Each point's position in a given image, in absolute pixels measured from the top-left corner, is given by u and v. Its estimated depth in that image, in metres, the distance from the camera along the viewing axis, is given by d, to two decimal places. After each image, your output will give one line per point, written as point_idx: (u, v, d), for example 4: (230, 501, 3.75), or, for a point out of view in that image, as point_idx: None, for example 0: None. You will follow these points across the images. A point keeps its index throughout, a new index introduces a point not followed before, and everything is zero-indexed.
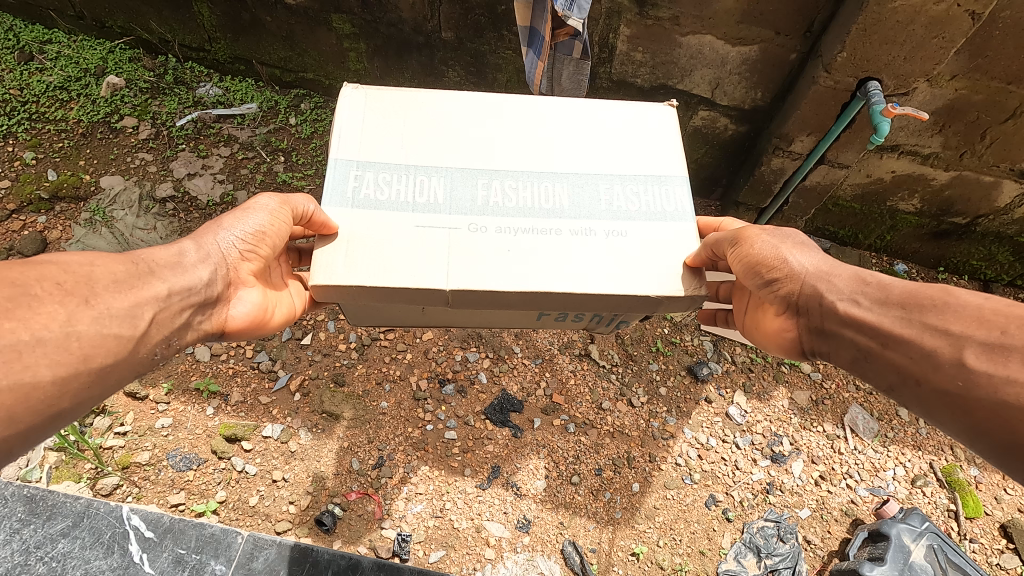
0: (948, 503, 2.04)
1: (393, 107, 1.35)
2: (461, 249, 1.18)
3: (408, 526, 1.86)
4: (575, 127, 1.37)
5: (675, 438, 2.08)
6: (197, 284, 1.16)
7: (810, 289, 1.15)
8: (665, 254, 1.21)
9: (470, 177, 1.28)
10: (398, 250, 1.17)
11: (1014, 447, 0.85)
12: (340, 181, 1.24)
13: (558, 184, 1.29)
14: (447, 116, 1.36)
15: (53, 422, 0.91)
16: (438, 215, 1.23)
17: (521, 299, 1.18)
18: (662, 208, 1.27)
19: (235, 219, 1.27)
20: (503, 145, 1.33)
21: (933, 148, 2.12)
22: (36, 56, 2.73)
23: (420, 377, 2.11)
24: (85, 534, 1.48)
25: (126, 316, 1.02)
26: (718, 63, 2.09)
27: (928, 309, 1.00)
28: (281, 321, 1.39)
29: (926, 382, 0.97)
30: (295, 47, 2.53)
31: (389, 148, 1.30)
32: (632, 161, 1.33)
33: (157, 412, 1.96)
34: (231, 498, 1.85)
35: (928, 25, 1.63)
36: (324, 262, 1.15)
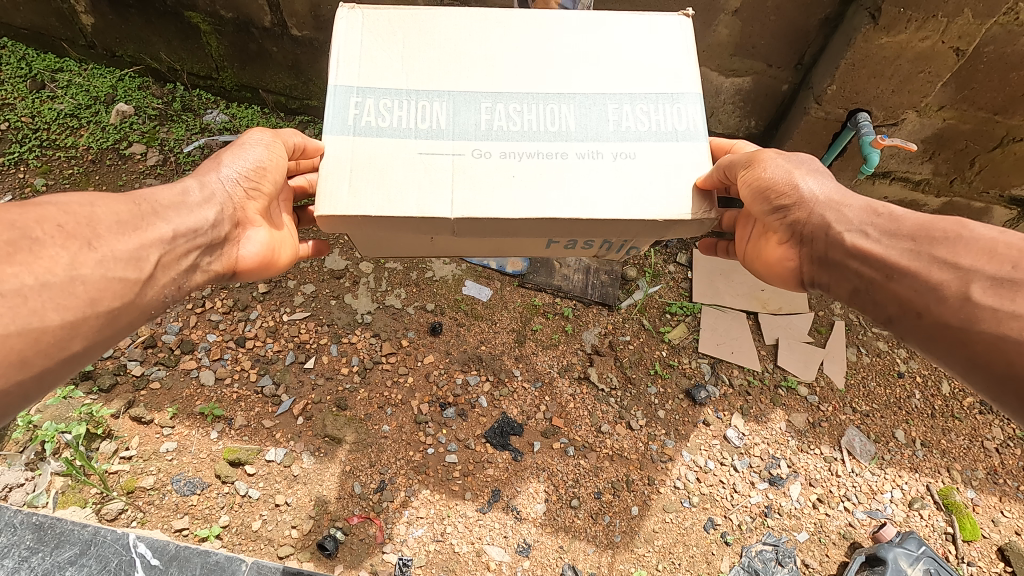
0: (945, 525, 2.06)
1: (391, 28, 1.34)
2: (466, 176, 1.22)
3: (409, 550, 1.88)
4: (580, 44, 1.36)
5: (673, 461, 2.10)
6: (202, 224, 1.19)
7: (817, 218, 1.19)
8: (676, 179, 1.23)
9: (474, 101, 1.29)
10: (405, 177, 1.21)
11: (1009, 378, 0.90)
12: (341, 107, 1.25)
13: (563, 103, 1.30)
14: (447, 35, 1.35)
15: (67, 363, 0.97)
16: (440, 141, 1.25)
17: (526, 226, 1.23)
18: (673, 127, 1.28)
19: (233, 156, 1.28)
20: (506, 64, 1.33)
21: (924, 174, 2.17)
22: (47, 85, 2.80)
23: (421, 401, 2.13)
24: (92, 561, 1.50)
25: (130, 258, 1.06)
26: (713, 93, 2.15)
27: (939, 242, 1.04)
28: (287, 259, 1.43)
29: (928, 314, 1.01)
30: (300, 76, 2.60)
31: (390, 72, 1.30)
32: (643, 78, 1.33)
33: (162, 436, 1.98)
34: (234, 522, 1.87)
35: (915, 60, 1.68)
36: (329, 191, 1.19)
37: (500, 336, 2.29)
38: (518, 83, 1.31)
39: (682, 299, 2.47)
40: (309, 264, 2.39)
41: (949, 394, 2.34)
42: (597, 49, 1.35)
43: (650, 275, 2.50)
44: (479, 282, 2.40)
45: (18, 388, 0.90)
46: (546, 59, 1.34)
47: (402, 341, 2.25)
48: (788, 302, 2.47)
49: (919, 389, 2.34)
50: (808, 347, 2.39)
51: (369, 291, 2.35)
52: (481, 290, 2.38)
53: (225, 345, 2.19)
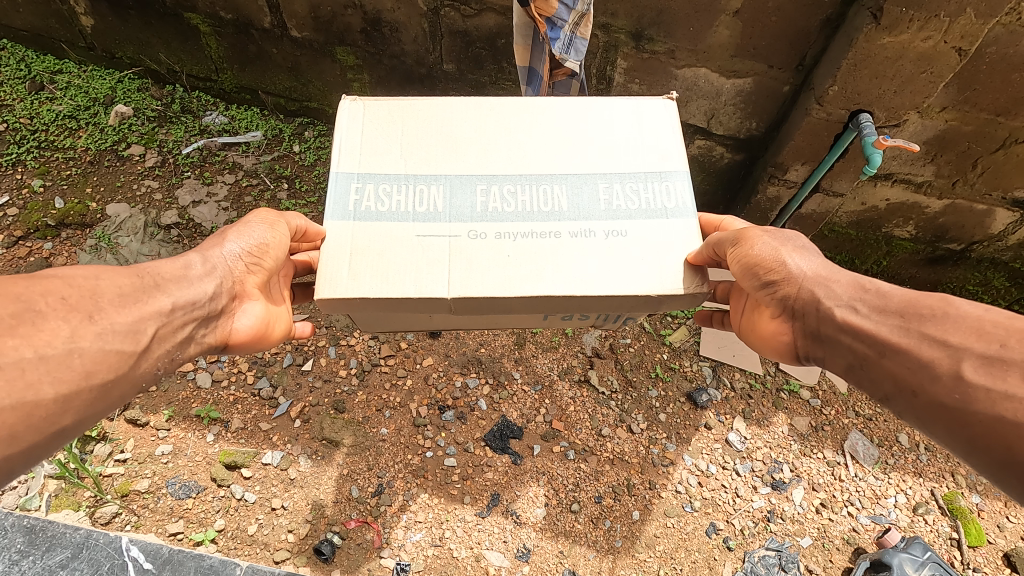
0: (951, 531, 2.03)
1: (391, 117, 1.36)
2: (462, 257, 1.20)
3: (407, 555, 1.85)
4: (573, 127, 1.36)
5: (675, 464, 2.08)
6: (201, 297, 1.17)
7: (807, 294, 1.16)
8: (669, 255, 1.21)
9: (470, 183, 1.29)
10: (398, 257, 1.19)
11: (1011, 463, 0.86)
12: (341, 194, 1.26)
13: (556, 185, 1.29)
14: (445, 123, 1.36)
15: (56, 440, 0.93)
16: (437, 222, 1.24)
17: (521, 305, 1.20)
18: (662, 205, 1.27)
19: (238, 232, 1.28)
20: (501, 147, 1.33)
21: (926, 176, 2.16)
22: (46, 86, 2.79)
23: (420, 403, 2.11)
24: (85, 565, 1.48)
25: (129, 331, 1.03)
26: (714, 94, 2.14)
27: (927, 319, 1.00)
28: (282, 334, 1.40)
29: (922, 393, 0.97)
30: (300, 78, 2.59)
31: (389, 159, 1.31)
32: (633, 157, 1.32)
33: (158, 439, 1.96)
34: (229, 526, 1.84)
35: (917, 60, 1.67)
36: (329, 275, 1.17)
37: (500, 339, 2.28)
38: (513, 166, 1.31)
39: None
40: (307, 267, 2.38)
41: None
42: (589, 129, 1.36)
43: None
44: None
45: (3, 464, 0.86)
46: (541, 143, 1.34)
47: (400, 343, 2.24)
48: None
49: None
50: None
51: None
52: None
53: None
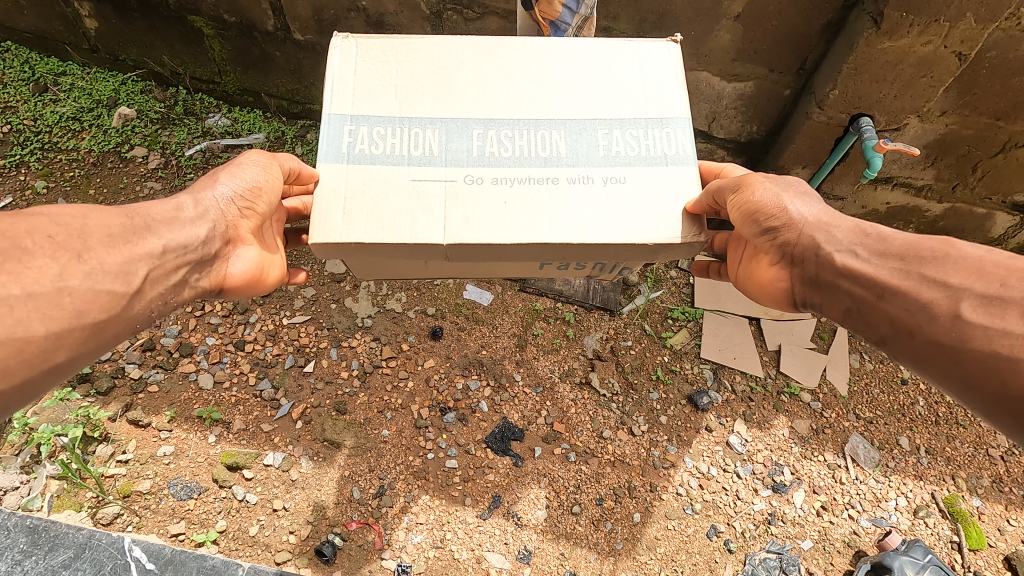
0: (951, 534, 2.03)
1: (385, 56, 1.34)
2: (458, 203, 1.22)
3: (408, 556, 1.85)
4: (570, 69, 1.36)
5: (675, 467, 2.08)
6: (193, 241, 1.18)
7: (807, 239, 1.18)
8: (665, 203, 1.23)
9: (466, 127, 1.29)
10: (396, 204, 1.21)
11: (1003, 396, 0.90)
12: (335, 136, 1.26)
13: (553, 130, 1.29)
14: (440, 63, 1.34)
15: (51, 375, 0.98)
16: (434, 167, 1.25)
17: (518, 250, 1.23)
18: (662, 152, 1.28)
19: (230, 173, 1.26)
20: (498, 90, 1.32)
21: (926, 180, 2.16)
22: (50, 88, 2.81)
23: (421, 405, 2.12)
24: (87, 565, 1.48)
25: (119, 272, 1.06)
26: (715, 98, 2.15)
27: (927, 261, 1.04)
28: (277, 278, 1.41)
29: (920, 333, 1.01)
30: (302, 80, 2.61)
31: (382, 101, 1.30)
32: (633, 103, 1.32)
33: (159, 440, 1.96)
34: (231, 528, 1.84)
35: (917, 64, 1.68)
36: (325, 219, 1.19)
37: (500, 341, 2.28)
38: (510, 109, 1.31)
39: (683, 305, 2.46)
40: (309, 269, 2.39)
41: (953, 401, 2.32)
42: (587, 74, 1.35)
43: (652, 280, 2.49)
44: (479, 286, 2.39)
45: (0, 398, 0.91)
46: (537, 86, 1.34)
47: (401, 345, 2.24)
48: None
49: (923, 396, 2.32)
50: (811, 353, 2.37)
51: (369, 294, 2.34)
52: (482, 294, 2.37)
53: (224, 348, 2.18)
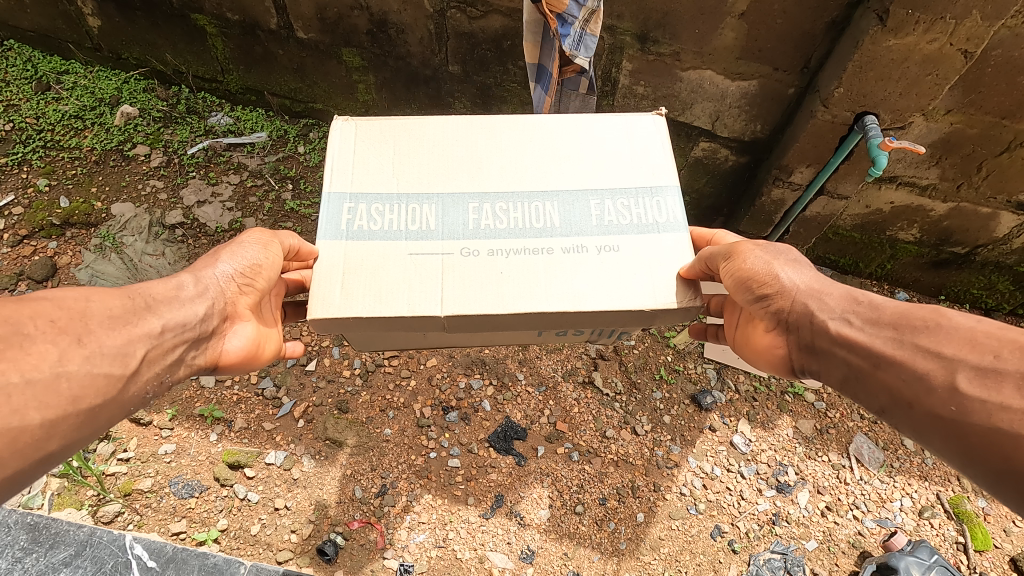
0: (957, 535, 2.02)
1: (383, 135, 1.36)
2: (454, 274, 1.19)
3: (411, 556, 1.84)
4: (563, 142, 1.37)
5: (679, 467, 2.07)
6: (191, 319, 1.16)
7: (800, 307, 1.15)
8: (660, 269, 1.21)
9: (462, 201, 1.29)
10: (392, 275, 1.18)
11: (1009, 474, 0.85)
12: (333, 214, 1.25)
13: (548, 202, 1.29)
14: (437, 140, 1.36)
15: (42, 464, 0.93)
16: (429, 240, 1.23)
17: (515, 321, 1.19)
18: (654, 219, 1.27)
19: (231, 252, 1.26)
20: (493, 165, 1.34)
21: (930, 179, 2.16)
22: (53, 86, 2.80)
23: (424, 404, 2.11)
24: (87, 564, 1.46)
25: (117, 354, 1.02)
26: (719, 97, 2.15)
27: (920, 330, 0.99)
28: (273, 353, 1.37)
29: (918, 405, 0.96)
30: (305, 79, 2.61)
31: (381, 178, 1.31)
32: (624, 174, 1.33)
33: (161, 438, 1.95)
34: (232, 526, 1.83)
35: (922, 63, 1.68)
36: (321, 294, 1.16)
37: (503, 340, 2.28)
38: (504, 183, 1.32)
39: None
40: None
41: None
42: (579, 147, 1.37)
43: None
44: None
45: None
46: (533, 161, 1.35)
47: None
48: None
49: None
50: None
51: None
52: None
53: None
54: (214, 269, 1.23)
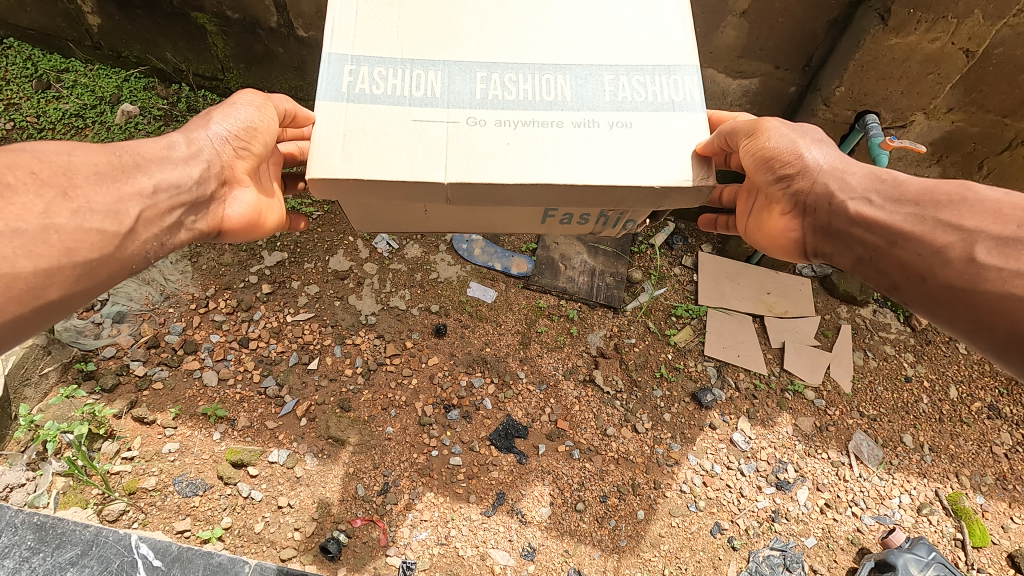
0: (955, 532, 2.03)
1: (385, 2, 1.26)
2: (459, 145, 1.14)
3: (413, 553, 1.86)
4: (578, 16, 1.28)
5: (680, 464, 2.08)
6: (185, 181, 1.15)
7: (822, 188, 1.16)
8: (673, 146, 1.15)
9: (470, 70, 1.21)
10: (396, 141, 1.13)
11: (1014, 338, 0.91)
12: (334, 75, 1.18)
13: (560, 75, 1.22)
14: (442, 10, 1.27)
15: (43, 312, 0.96)
16: (435, 108, 1.17)
17: (519, 194, 1.15)
18: (670, 98, 1.20)
19: (224, 113, 1.23)
20: (504, 37, 1.25)
21: (931, 177, 2.16)
22: (53, 85, 2.80)
23: (426, 402, 2.12)
24: (94, 562, 1.48)
25: (109, 209, 1.03)
26: (720, 95, 2.14)
27: (943, 205, 1.02)
28: (274, 223, 1.38)
29: (932, 278, 1.01)
30: (306, 77, 2.61)
31: (382, 45, 1.22)
32: (640, 49, 1.25)
33: (164, 437, 1.96)
34: (236, 524, 1.85)
35: (924, 62, 1.67)
36: (321, 154, 1.11)
37: (504, 338, 2.29)
38: (515, 54, 1.24)
39: (687, 302, 2.47)
40: (312, 266, 2.40)
41: (956, 399, 2.32)
42: (596, 22, 1.28)
43: (655, 277, 2.50)
44: (483, 284, 2.40)
45: None
46: (544, 35, 1.26)
47: (406, 343, 2.24)
48: (794, 306, 2.48)
49: (927, 393, 2.32)
50: (815, 351, 2.38)
51: (373, 292, 2.34)
52: (486, 292, 2.37)
53: (228, 345, 2.18)
54: (206, 131, 1.21)
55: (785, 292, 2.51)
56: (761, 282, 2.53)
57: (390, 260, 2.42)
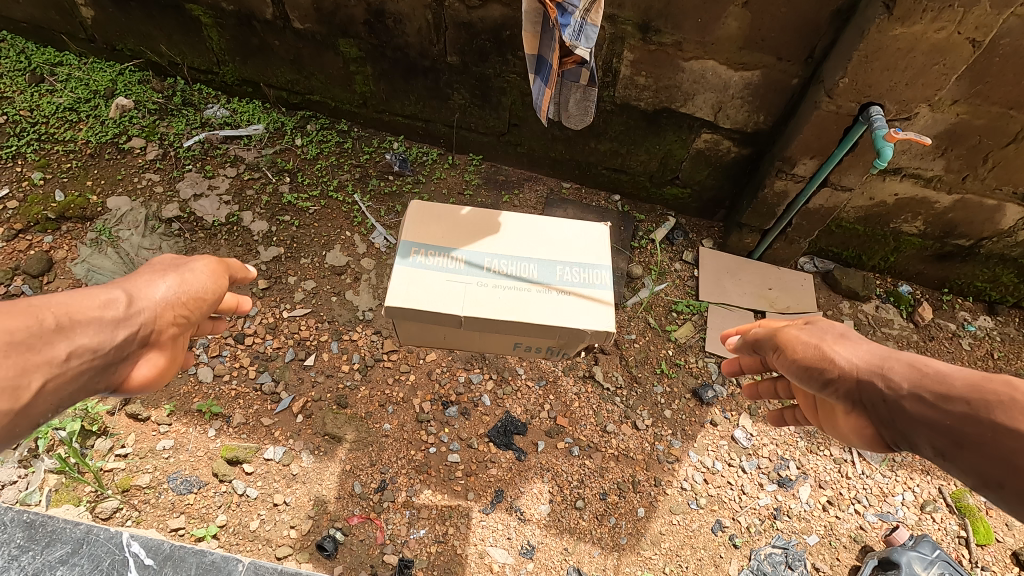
0: (959, 529, 2.01)
1: (430, 212, 1.70)
2: (474, 300, 1.55)
3: (410, 552, 1.82)
4: (546, 227, 1.72)
5: (680, 461, 2.06)
6: (106, 345, 1.07)
7: (867, 384, 1.05)
8: (589, 310, 1.57)
9: (484, 257, 1.63)
10: (436, 290, 1.56)
11: None
12: (402, 266, 1.59)
13: (532, 262, 1.64)
14: (464, 215, 1.71)
15: None
16: (461, 271, 1.60)
17: (506, 326, 1.57)
18: (591, 281, 1.61)
19: (178, 276, 1.26)
20: (506, 240, 1.67)
21: (935, 171, 2.13)
22: (47, 78, 2.77)
23: (423, 399, 2.10)
24: (85, 561, 1.40)
25: (7, 386, 0.91)
26: (721, 88, 2.11)
27: (995, 405, 0.86)
28: (174, 373, 1.28)
29: (1006, 484, 0.82)
30: (302, 70, 2.59)
31: (428, 236, 1.65)
32: (578, 250, 1.68)
33: (159, 434, 1.93)
34: (231, 522, 1.82)
35: (929, 52, 1.65)
36: (396, 288, 1.55)
37: None
38: (511, 254, 1.65)
39: (688, 298, 2.45)
40: (309, 261, 2.37)
41: None
42: (554, 229, 1.71)
43: (656, 273, 2.50)
44: None
45: None
46: (526, 234, 1.69)
47: None
48: (796, 302, 2.47)
49: None
50: None
51: (370, 288, 2.32)
52: None
53: (224, 341, 2.16)
54: (149, 293, 1.19)
55: (787, 289, 2.50)
56: (762, 278, 2.51)
57: (387, 256, 2.41)
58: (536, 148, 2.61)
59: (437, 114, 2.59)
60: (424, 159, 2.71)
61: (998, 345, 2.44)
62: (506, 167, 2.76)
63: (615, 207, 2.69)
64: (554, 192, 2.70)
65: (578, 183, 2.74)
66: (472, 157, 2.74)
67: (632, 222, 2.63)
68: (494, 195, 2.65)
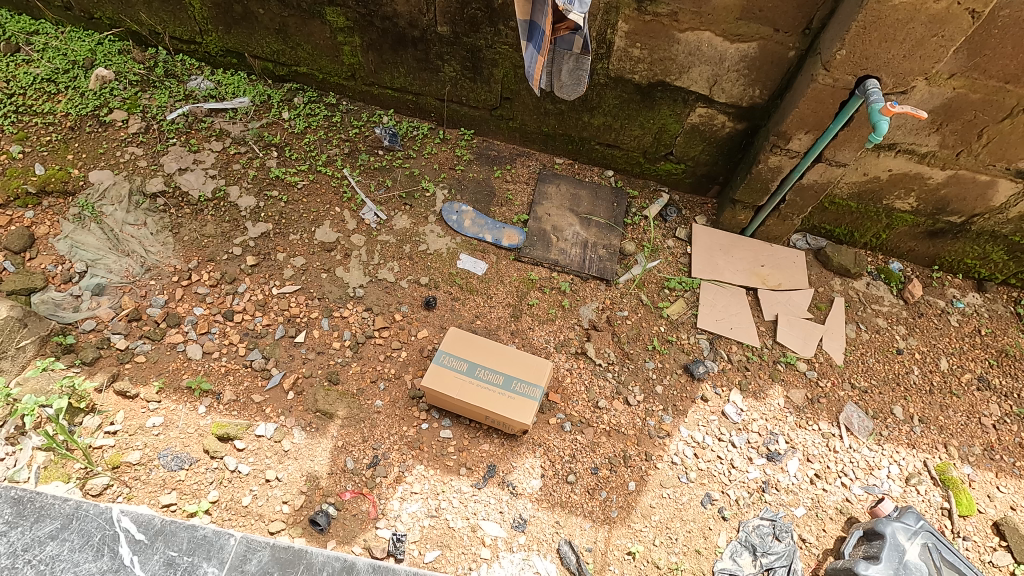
0: (942, 501, 2.04)
1: (462, 337, 2.00)
2: (466, 388, 1.91)
3: (403, 525, 1.82)
4: (513, 355, 1.98)
5: (671, 436, 2.07)
6: None
7: None
8: (519, 407, 1.89)
9: (474, 369, 1.94)
10: (447, 383, 1.91)
11: None
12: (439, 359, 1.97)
13: (499, 370, 1.95)
14: (485, 342, 2.00)
15: None
16: (463, 369, 1.94)
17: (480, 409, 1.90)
18: (525, 390, 1.92)
19: None
20: (484, 359, 1.96)
21: (930, 146, 2.12)
22: (22, 48, 2.69)
23: (415, 375, 2.10)
24: (75, 536, 1.39)
25: None
26: (716, 60, 2.07)
27: None
28: None
29: None
30: (288, 40, 2.53)
31: (457, 351, 1.97)
32: (523, 369, 1.96)
33: (148, 411, 1.91)
34: (223, 498, 1.80)
35: (928, 23, 1.61)
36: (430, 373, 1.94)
37: (495, 311, 2.26)
38: (484, 384, 1.92)
39: (680, 275, 2.44)
40: (298, 237, 2.34)
41: (946, 370, 2.33)
42: (516, 357, 1.98)
43: (649, 250, 2.49)
44: (473, 257, 2.38)
45: None
46: (502, 355, 1.98)
47: (394, 315, 2.21)
48: (787, 278, 2.47)
49: (917, 365, 2.33)
50: (807, 324, 2.36)
51: (360, 264, 2.30)
52: (476, 264, 2.36)
53: (212, 318, 2.13)
54: None
55: (779, 266, 2.50)
56: (755, 255, 2.51)
57: (377, 232, 2.38)
58: (528, 122, 2.57)
59: (426, 87, 2.54)
60: (414, 134, 2.67)
61: (985, 322, 2.46)
62: (498, 142, 2.72)
63: (608, 182, 2.66)
64: (547, 169, 2.67)
65: (571, 158, 2.71)
66: (462, 132, 2.70)
67: (625, 198, 2.61)
68: (485, 170, 2.62)
